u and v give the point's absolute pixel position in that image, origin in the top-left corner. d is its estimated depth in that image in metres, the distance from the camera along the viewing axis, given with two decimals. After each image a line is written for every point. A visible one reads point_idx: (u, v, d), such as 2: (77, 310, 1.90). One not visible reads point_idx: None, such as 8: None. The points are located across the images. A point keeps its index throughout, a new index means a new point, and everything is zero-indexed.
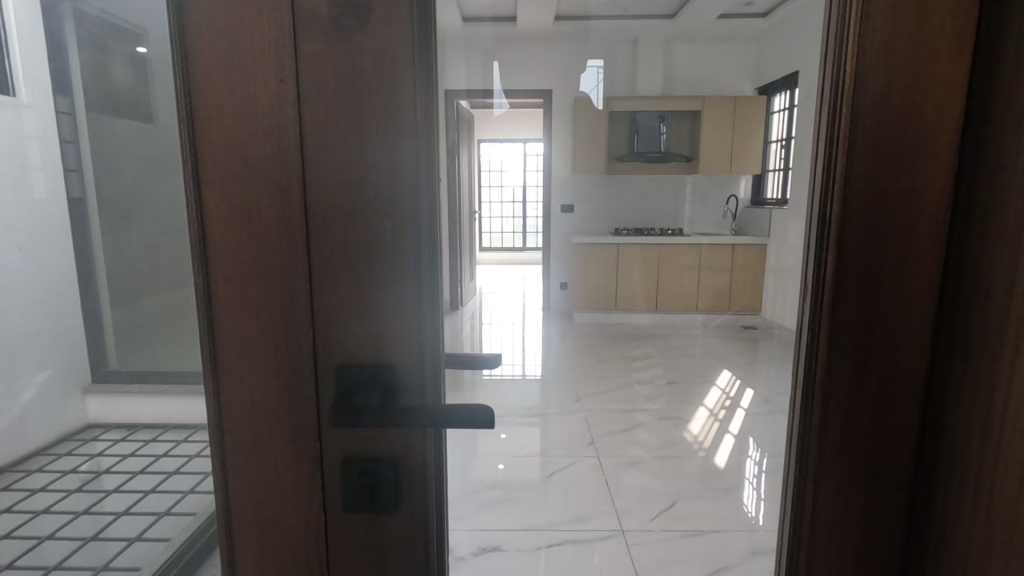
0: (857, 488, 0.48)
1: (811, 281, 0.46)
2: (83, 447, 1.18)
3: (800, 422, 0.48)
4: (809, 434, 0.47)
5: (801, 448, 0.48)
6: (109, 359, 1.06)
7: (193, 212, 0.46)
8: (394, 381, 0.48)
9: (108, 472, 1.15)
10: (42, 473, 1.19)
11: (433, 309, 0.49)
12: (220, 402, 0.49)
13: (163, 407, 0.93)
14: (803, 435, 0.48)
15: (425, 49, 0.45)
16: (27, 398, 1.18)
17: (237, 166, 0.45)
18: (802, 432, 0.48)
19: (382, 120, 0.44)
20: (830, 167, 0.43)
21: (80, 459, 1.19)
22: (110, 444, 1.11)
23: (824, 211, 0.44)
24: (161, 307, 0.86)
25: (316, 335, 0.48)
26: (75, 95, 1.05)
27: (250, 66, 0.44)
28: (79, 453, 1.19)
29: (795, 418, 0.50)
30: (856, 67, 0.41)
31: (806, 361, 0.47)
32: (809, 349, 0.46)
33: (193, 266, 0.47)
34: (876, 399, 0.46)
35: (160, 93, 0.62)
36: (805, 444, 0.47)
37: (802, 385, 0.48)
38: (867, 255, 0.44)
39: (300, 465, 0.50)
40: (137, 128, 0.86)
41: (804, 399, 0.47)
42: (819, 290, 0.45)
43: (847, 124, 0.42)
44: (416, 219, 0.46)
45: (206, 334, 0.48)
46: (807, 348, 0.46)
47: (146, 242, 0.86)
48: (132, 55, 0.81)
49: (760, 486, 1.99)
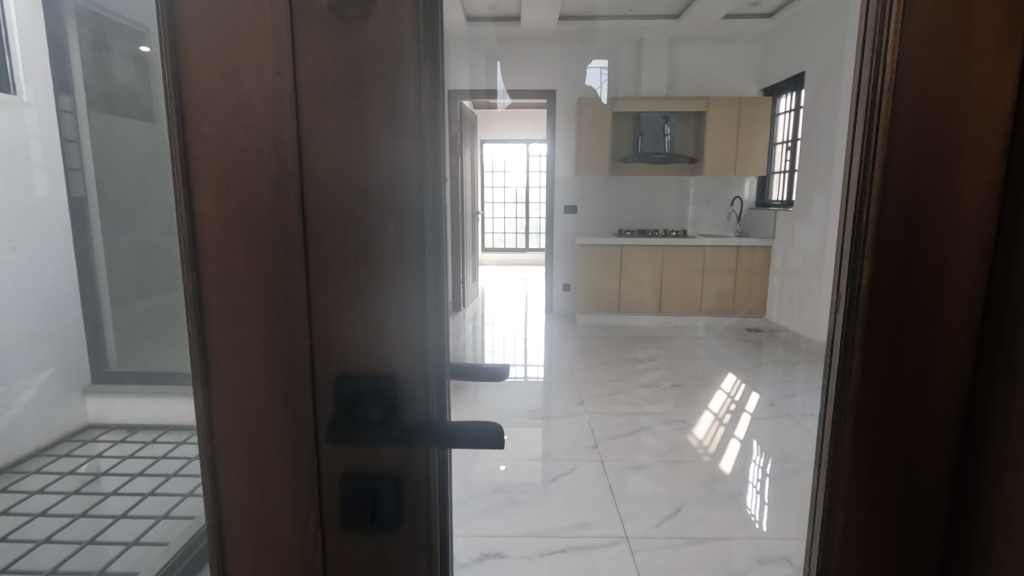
0: (887, 510, 0.45)
1: (843, 290, 0.43)
2: (82, 448, 1.11)
3: (828, 437, 0.45)
4: (839, 451, 0.44)
5: (829, 466, 0.45)
6: (106, 354, 1.02)
7: (182, 209, 0.43)
8: (397, 393, 0.45)
9: (108, 474, 1.10)
10: (38, 474, 1.17)
11: (438, 316, 0.46)
12: (210, 414, 0.46)
13: (165, 405, 0.90)
14: (831, 452, 0.45)
15: (431, 41, 0.42)
16: (24, 400, 1.16)
17: (230, 162, 0.42)
18: (831, 450, 0.45)
19: (385, 118, 0.42)
20: (866, 169, 0.40)
21: (80, 461, 1.14)
22: (110, 445, 1.06)
23: (858, 217, 0.41)
24: (160, 307, 0.85)
25: (314, 344, 0.45)
26: (75, 92, 0.97)
27: (245, 55, 0.41)
28: (77, 454, 1.13)
29: (823, 433, 0.47)
30: (896, 61, 0.38)
31: (836, 375, 0.44)
32: (839, 363, 0.44)
33: (182, 267, 0.44)
34: (911, 415, 0.43)
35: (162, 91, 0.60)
36: (836, 465, 0.45)
37: (831, 400, 0.45)
38: (903, 263, 0.41)
39: (296, 479, 0.47)
40: (140, 127, 0.85)
41: (835, 415, 0.44)
42: (853, 298, 0.42)
43: (887, 122, 0.39)
44: (420, 223, 0.43)
45: (197, 342, 0.44)
46: (840, 359, 0.43)
47: (145, 243, 0.85)
48: (132, 54, 0.79)
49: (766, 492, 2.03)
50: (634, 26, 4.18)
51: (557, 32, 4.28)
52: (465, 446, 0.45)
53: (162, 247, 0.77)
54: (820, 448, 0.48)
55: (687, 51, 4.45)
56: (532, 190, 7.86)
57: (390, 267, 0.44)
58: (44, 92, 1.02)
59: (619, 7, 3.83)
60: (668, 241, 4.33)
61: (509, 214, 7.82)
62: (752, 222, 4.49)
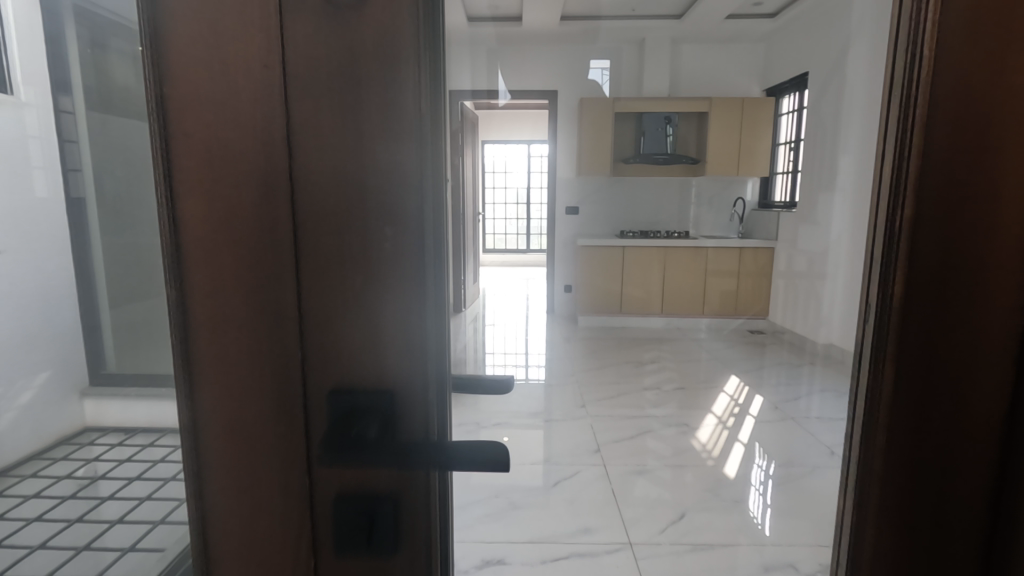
0: (919, 533, 0.42)
1: (873, 299, 0.40)
2: (80, 450, 0.88)
3: (857, 454, 0.42)
4: (869, 469, 0.41)
5: (858, 484, 0.42)
6: (105, 359, 0.79)
7: (166, 212, 0.40)
8: (394, 409, 0.43)
9: (104, 478, 0.85)
10: (37, 478, 0.94)
11: (436, 326, 0.43)
12: (196, 431, 0.43)
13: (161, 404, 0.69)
14: (861, 470, 0.42)
15: (431, 36, 0.40)
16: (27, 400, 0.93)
17: (216, 162, 0.39)
18: (860, 468, 0.42)
19: (381, 114, 0.39)
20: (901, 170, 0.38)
21: (76, 463, 0.89)
22: (108, 448, 0.84)
23: (890, 224, 0.39)
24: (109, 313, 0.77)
25: (306, 358, 0.42)
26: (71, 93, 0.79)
27: (232, 47, 0.38)
28: (74, 458, 0.89)
29: (851, 449, 0.44)
30: (934, 54, 0.36)
31: (865, 388, 0.41)
32: (869, 376, 0.41)
33: (166, 272, 0.41)
34: (946, 433, 0.40)
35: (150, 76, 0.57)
36: (864, 485, 0.42)
37: (860, 415, 0.42)
38: (939, 271, 0.38)
39: (287, 499, 0.44)
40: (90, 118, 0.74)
41: (864, 432, 0.42)
42: (885, 307, 0.39)
43: (923, 120, 0.36)
44: (419, 228, 0.40)
45: (181, 354, 0.41)
46: (870, 373, 0.41)
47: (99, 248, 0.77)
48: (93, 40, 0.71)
49: (767, 494, 2.02)
50: (637, 26, 4.16)
51: (560, 32, 4.24)
52: (472, 468, 0.44)
53: (131, 247, 0.70)
54: (846, 464, 0.45)
55: (690, 50, 4.41)
56: (532, 190, 7.83)
57: (387, 274, 0.41)
58: (44, 91, 0.83)
59: (622, 6, 3.80)
60: (671, 242, 4.28)
61: (511, 215, 7.80)
62: (754, 222, 4.51)
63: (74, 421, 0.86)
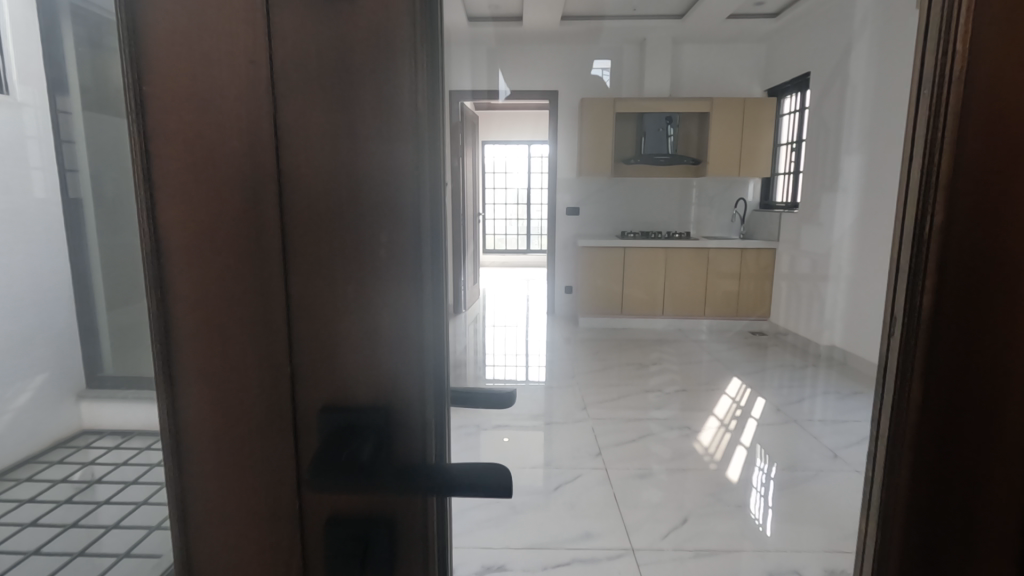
0: (945, 561, 0.40)
1: (898, 314, 0.38)
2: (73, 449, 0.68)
3: (880, 478, 0.40)
4: (893, 494, 0.39)
5: (881, 512, 0.40)
6: (103, 362, 0.61)
7: (147, 220, 0.38)
8: (389, 426, 0.41)
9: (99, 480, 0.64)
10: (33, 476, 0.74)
11: (434, 340, 0.40)
12: (179, 453, 0.40)
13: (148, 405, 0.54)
14: (883, 495, 0.40)
15: (428, 30, 0.37)
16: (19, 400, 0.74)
17: (200, 167, 0.37)
18: (883, 493, 0.40)
19: (376, 113, 0.37)
20: (929, 174, 0.36)
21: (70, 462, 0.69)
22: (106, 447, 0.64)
23: (918, 232, 0.37)
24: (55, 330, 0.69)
25: (296, 372, 0.40)
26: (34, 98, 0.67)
27: (216, 43, 0.36)
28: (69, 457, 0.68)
29: (873, 474, 0.42)
30: (966, 50, 0.34)
31: (890, 411, 0.39)
32: (893, 398, 0.39)
33: (147, 284, 0.39)
34: (977, 455, 0.38)
35: (101, 54, 0.51)
36: (888, 511, 0.39)
37: (883, 438, 0.40)
38: (971, 283, 0.36)
39: (275, 520, 0.42)
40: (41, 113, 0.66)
41: (888, 456, 0.39)
42: (910, 321, 0.37)
43: (953, 120, 0.35)
44: (417, 234, 0.38)
45: (164, 372, 0.39)
46: (895, 392, 0.38)
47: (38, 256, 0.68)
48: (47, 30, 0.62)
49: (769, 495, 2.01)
50: (638, 26, 4.13)
51: (562, 32, 4.21)
52: (474, 493, 0.40)
53: (78, 251, 0.62)
54: (868, 488, 0.42)
55: (691, 50, 4.39)
56: (533, 191, 7.81)
57: (382, 285, 0.39)
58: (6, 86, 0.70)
59: (624, 6, 3.76)
60: (672, 243, 4.25)
61: (511, 215, 7.79)
62: (756, 222, 4.51)
63: (62, 431, 0.69)
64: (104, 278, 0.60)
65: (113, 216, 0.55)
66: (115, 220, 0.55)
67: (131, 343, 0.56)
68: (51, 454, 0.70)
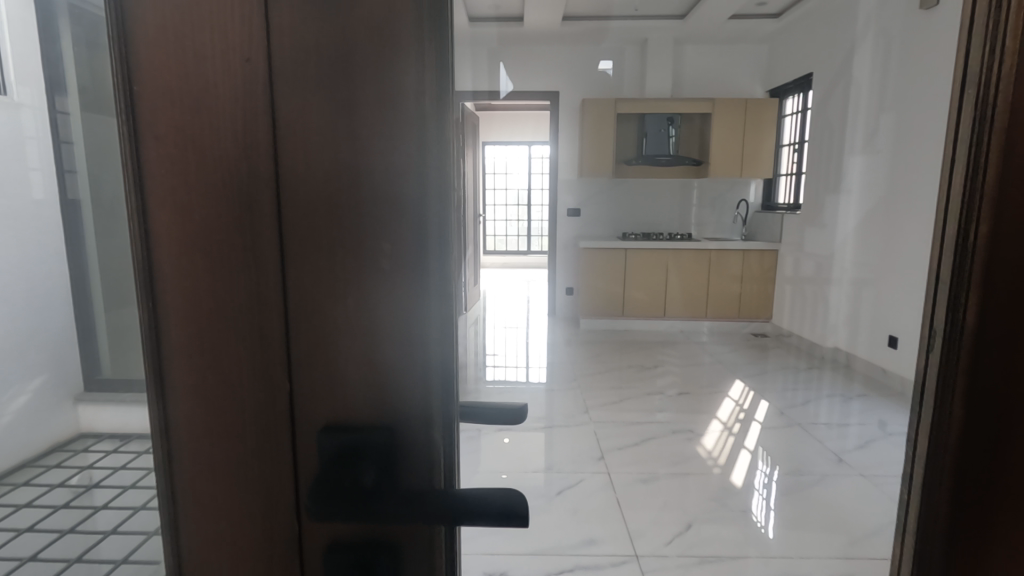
0: (984, 522, 0.49)
1: (945, 320, 0.48)
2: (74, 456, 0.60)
3: (926, 454, 0.50)
4: (940, 464, 0.48)
5: (925, 491, 0.50)
6: (99, 365, 0.55)
7: (136, 226, 0.35)
8: (395, 446, 0.38)
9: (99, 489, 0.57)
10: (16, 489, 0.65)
11: (444, 354, 0.38)
12: (172, 472, 0.38)
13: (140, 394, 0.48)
14: (929, 465, 0.49)
15: (436, 26, 0.35)
16: None
17: (191, 167, 0.35)
18: (926, 475, 0.49)
19: (378, 113, 0.34)
20: (973, 207, 0.45)
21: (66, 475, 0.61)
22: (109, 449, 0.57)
23: (962, 254, 0.46)
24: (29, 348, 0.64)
25: (294, 388, 0.38)
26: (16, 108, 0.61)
27: (211, 38, 0.34)
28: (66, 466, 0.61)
29: (918, 451, 0.51)
30: (1008, 112, 0.43)
31: (938, 399, 0.48)
32: (942, 389, 0.48)
33: (136, 293, 0.36)
34: (1016, 434, 0.47)
35: (76, 49, 0.49)
36: (934, 478, 0.49)
37: (930, 423, 0.49)
38: (1012, 296, 0.45)
39: (271, 544, 0.40)
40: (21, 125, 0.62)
41: (934, 435, 0.49)
42: (956, 325, 0.47)
43: (993, 168, 0.44)
44: (424, 243, 0.36)
45: (155, 386, 0.37)
46: (941, 382, 0.48)
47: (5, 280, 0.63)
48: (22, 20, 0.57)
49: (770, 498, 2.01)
50: (640, 26, 4.11)
51: (563, 32, 4.19)
52: (476, 520, 0.37)
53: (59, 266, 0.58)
54: (913, 463, 0.52)
55: (693, 51, 4.39)
56: (533, 192, 7.78)
57: (385, 296, 0.36)
58: None
59: (626, 6, 3.72)
60: (673, 244, 4.22)
61: (511, 216, 7.77)
62: (757, 223, 4.49)
63: (58, 434, 0.62)
64: (79, 279, 0.57)
65: (91, 214, 0.53)
66: (90, 217, 0.52)
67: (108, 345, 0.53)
68: (49, 458, 0.62)
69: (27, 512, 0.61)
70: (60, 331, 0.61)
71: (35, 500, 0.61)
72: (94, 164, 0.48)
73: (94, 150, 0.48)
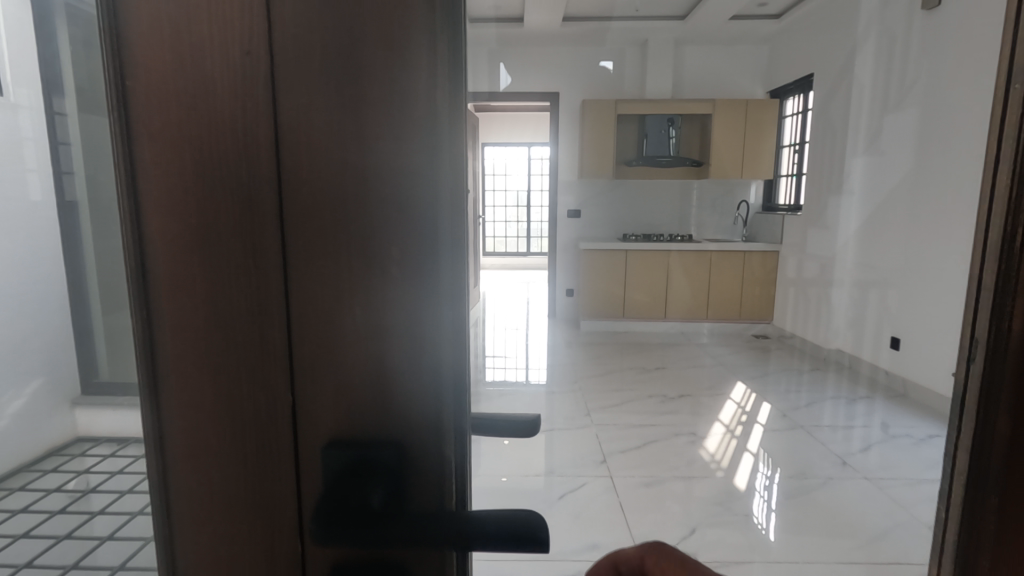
0: None
1: (989, 326, 0.52)
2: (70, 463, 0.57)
3: (971, 447, 0.54)
4: (986, 456, 0.53)
5: (969, 481, 0.55)
6: (98, 369, 0.50)
7: (128, 229, 0.33)
8: (406, 462, 0.37)
9: (95, 495, 0.53)
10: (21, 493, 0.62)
11: (456, 366, 0.36)
12: (168, 489, 0.36)
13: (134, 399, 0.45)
14: (975, 458, 0.54)
15: (449, 21, 0.33)
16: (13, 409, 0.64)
17: (187, 168, 0.33)
18: (971, 467, 0.54)
19: (387, 111, 0.33)
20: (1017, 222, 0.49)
21: (65, 479, 0.58)
22: (103, 458, 0.53)
23: (1008, 266, 0.50)
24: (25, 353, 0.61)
25: (296, 401, 0.36)
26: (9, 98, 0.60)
27: (209, 31, 0.32)
28: (64, 472, 0.58)
29: (962, 444, 0.56)
30: None
31: (983, 397, 0.53)
32: (985, 389, 0.52)
33: (130, 300, 0.34)
34: None
35: (69, 45, 0.47)
36: (981, 470, 0.53)
37: (977, 421, 0.53)
38: None
39: (272, 563, 0.38)
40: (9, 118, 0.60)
41: (981, 431, 0.53)
42: (1002, 332, 0.51)
43: None
44: (436, 250, 0.34)
45: (150, 399, 0.35)
46: (986, 381, 0.52)
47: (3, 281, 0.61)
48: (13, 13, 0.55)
49: (771, 500, 1.99)
50: (641, 27, 4.10)
51: (563, 33, 4.18)
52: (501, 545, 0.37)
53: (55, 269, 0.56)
54: (957, 454, 0.57)
55: (693, 52, 4.37)
56: (533, 194, 7.76)
57: (394, 304, 0.35)
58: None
59: (627, 7, 3.70)
60: (674, 245, 4.20)
61: (510, 217, 7.76)
62: (758, 224, 4.48)
63: (55, 439, 0.59)
64: (72, 285, 0.54)
65: (89, 218, 0.50)
66: (90, 221, 0.49)
67: (103, 356, 0.50)
68: (46, 462, 0.60)
69: (24, 518, 0.60)
70: (57, 339, 0.58)
71: (32, 504, 0.60)
72: (89, 165, 0.46)
73: (90, 149, 0.46)
